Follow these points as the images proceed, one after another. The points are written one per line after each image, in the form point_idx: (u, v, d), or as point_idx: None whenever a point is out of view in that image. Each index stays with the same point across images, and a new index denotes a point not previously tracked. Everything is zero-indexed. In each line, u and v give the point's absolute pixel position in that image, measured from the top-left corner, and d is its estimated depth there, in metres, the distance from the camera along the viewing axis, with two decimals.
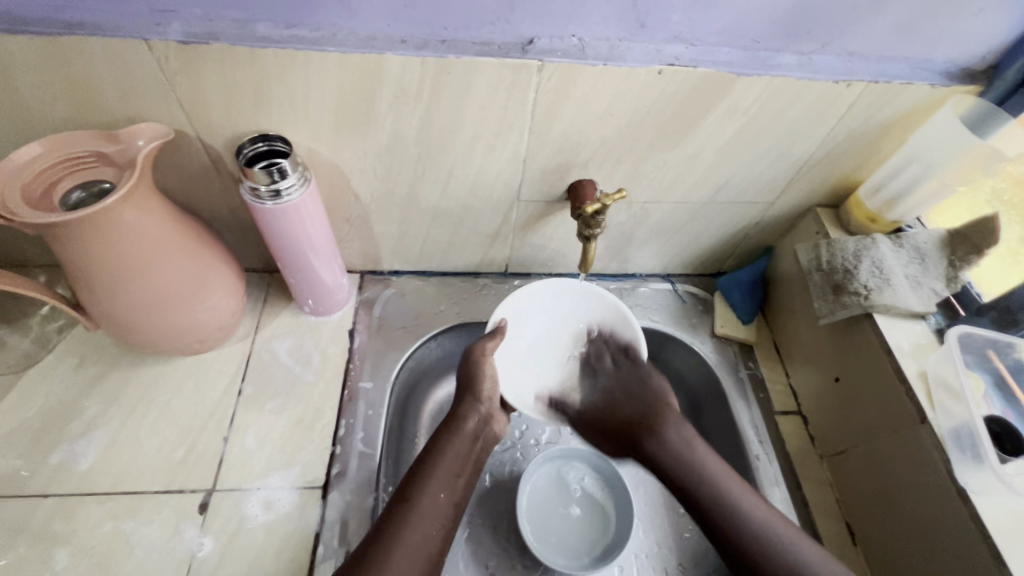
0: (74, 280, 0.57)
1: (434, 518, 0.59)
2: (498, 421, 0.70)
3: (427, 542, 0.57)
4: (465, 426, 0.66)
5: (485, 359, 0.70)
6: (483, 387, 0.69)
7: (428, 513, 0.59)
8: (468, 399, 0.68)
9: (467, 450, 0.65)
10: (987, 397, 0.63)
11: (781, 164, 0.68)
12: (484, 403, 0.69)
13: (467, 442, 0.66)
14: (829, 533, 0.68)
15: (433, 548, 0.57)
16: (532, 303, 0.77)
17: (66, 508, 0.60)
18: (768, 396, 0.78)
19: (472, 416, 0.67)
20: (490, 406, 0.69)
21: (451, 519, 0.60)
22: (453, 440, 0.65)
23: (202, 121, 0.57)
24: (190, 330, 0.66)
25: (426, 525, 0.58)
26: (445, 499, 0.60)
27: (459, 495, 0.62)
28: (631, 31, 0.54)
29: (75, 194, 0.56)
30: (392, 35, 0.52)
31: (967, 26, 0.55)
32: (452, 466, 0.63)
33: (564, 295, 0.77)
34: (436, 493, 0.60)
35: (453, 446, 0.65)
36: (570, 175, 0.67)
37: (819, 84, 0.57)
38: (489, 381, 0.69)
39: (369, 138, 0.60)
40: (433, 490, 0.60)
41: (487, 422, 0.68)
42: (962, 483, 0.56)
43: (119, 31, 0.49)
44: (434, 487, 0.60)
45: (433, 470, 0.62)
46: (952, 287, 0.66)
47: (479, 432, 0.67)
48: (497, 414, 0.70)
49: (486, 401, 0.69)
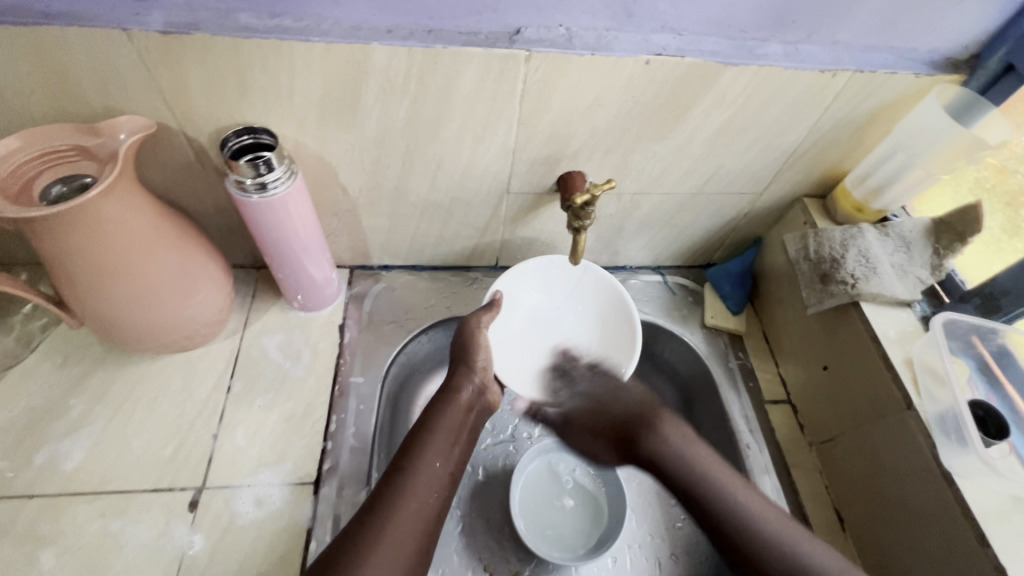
0: (55, 276, 0.56)
1: (432, 485, 0.59)
2: (490, 391, 0.70)
3: (423, 511, 0.57)
4: (459, 397, 0.66)
5: (479, 330, 0.70)
6: (477, 358, 0.69)
7: (424, 479, 0.59)
8: (462, 368, 0.68)
9: (461, 419, 0.65)
10: (971, 382, 0.64)
11: (768, 154, 0.68)
12: (478, 372, 0.69)
13: (461, 412, 0.66)
14: (818, 519, 0.68)
15: (428, 515, 0.57)
16: (531, 283, 0.79)
17: (52, 508, 0.59)
18: (758, 385, 0.79)
19: (468, 385, 0.68)
20: (484, 375, 0.69)
21: (447, 487, 0.61)
22: (447, 409, 0.65)
23: (185, 113, 0.56)
24: (176, 327, 0.65)
25: (422, 493, 0.58)
26: (440, 466, 0.61)
27: (453, 464, 0.62)
28: (618, 20, 0.53)
29: (55, 188, 0.55)
30: (378, 25, 0.52)
31: (949, 16, 0.56)
32: (447, 436, 0.63)
33: (563, 275, 0.79)
34: (431, 461, 0.60)
35: (448, 416, 0.65)
36: (560, 167, 0.67)
37: (806, 74, 0.57)
38: (482, 351, 0.69)
39: (356, 130, 0.59)
40: (428, 459, 0.60)
41: (481, 392, 0.69)
42: (948, 467, 0.57)
43: (98, 21, 0.48)
44: (429, 455, 0.61)
45: (428, 438, 0.62)
46: (936, 275, 0.67)
47: (473, 403, 0.68)
48: (490, 384, 0.70)
49: (480, 370, 0.69)
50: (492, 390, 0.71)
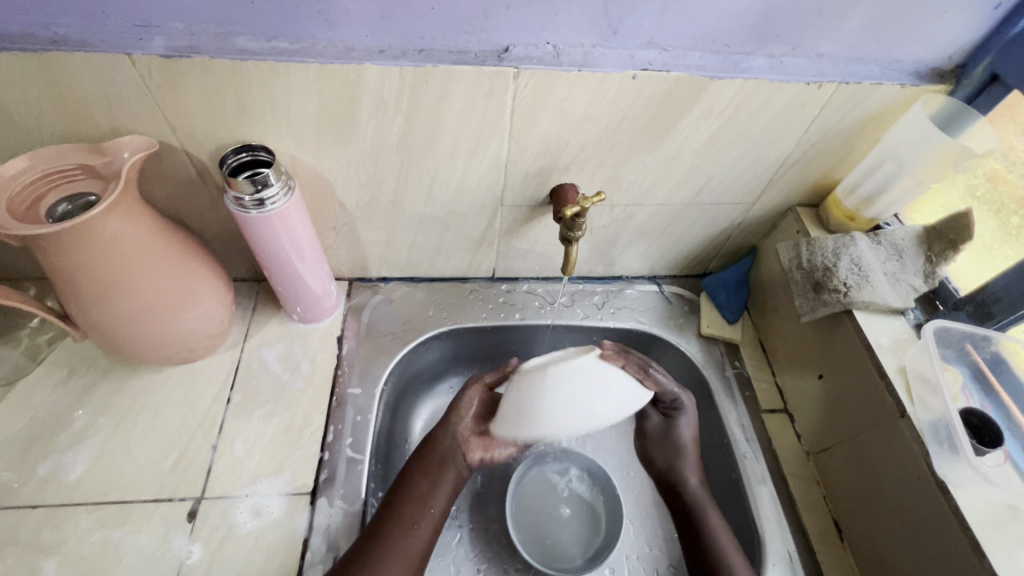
0: (61, 292, 0.58)
1: (418, 530, 0.62)
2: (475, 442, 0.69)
3: (410, 548, 0.61)
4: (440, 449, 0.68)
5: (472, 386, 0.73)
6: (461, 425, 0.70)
7: (410, 518, 0.62)
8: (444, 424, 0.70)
9: (444, 470, 0.67)
10: (965, 390, 0.64)
11: (760, 164, 0.69)
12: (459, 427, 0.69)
13: (446, 464, 0.67)
14: (816, 529, 0.68)
15: (415, 553, 0.61)
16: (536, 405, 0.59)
17: (54, 518, 0.60)
18: (755, 394, 0.79)
19: (448, 439, 0.68)
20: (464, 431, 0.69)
21: (432, 528, 0.64)
22: (433, 462, 0.67)
23: (186, 132, 0.58)
24: (178, 340, 0.66)
25: (407, 530, 0.61)
26: (427, 507, 0.64)
27: (436, 505, 0.65)
28: (604, 37, 0.55)
29: (62, 206, 0.57)
30: (371, 45, 0.53)
31: (931, 28, 0.57)
32: (430, 488, 0.65)
33: (591, 388, 0.57)
34: (425, 509, 0.64)
35: (433, 465, 0.67)
36: (553, 179, 0.68)
37: (791, 86, 0.58)
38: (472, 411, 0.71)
39: (352, 147, 0.61)
40: (414, 498, 0.64)
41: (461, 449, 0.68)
42: (941, 476, 0.56)
43: (103, 47, 0.50)
44: (417, 499, 0.64)
45: (416, 483, 0.65)
46: (930, 283, 0.67)
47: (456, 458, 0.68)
48: (474, 437, 0.69)
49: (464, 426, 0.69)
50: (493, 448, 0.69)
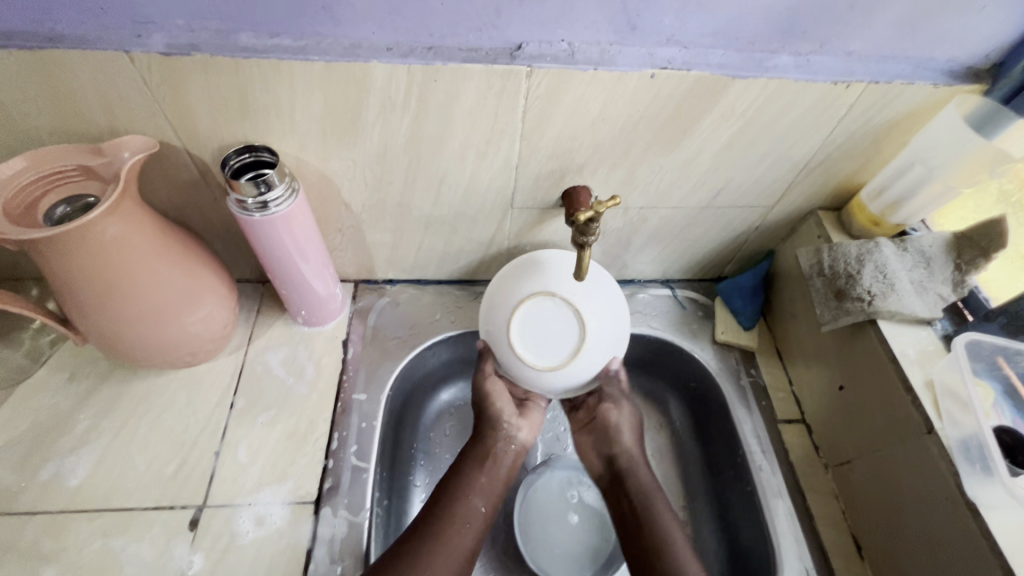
0: (62, 297, 0.57)
1: (467, 524, 0.61)
2: (523, 430, 0.70)
3: (460, 544, 0.59)
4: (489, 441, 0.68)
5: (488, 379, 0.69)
6: (501, 413, 0.69)
7: (462, 515, 0.61)
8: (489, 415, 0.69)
9: (494, 459, 0.67)
10: (996, 406, 0.61)
11: (781, 166, 0.66)
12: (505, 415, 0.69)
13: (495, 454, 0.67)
14: (835, 547, 0.66)
15: (466, 549, 0.59)
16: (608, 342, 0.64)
17: (54, 525, 0.59)
18: (771, 403, 0.76)
19: (497, 430, 0.68)
20: (508, 419, 0.69)
21: (484, 524, 0.62)
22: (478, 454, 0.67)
23: (187, 132, 0.56)
24: (180, 344, 0.65)
25: (458, 524, 0.60)
26: (477, 502, 0.63)
27: (488, 498, 0.64)
28: (621, 34, 0.52)
29: (60, 208, 0.55)
30: (378, 43, 0.51)
31: (967, 25, 0.54)
32: (482, 476, 0.65)
33: (602, 289, 0.64)
34: (472, 501, 0.63)
35: (478, 458, 0.66)
36: (565, 181, 0.66)
37: (817, 85, 0.56)
38: (504, 399, 0.70)
39: (358, 148, 0.59)
40: (465, 494, 0.63)
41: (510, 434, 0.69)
42: (972, 497, 0.54)
43: (101, 44, 0.48)
44: (467, 491, 0.63)
45: (468, 475, 0.64)
46: (958, 292, 0.64)
47: (507, 447, 0.68)
48: (520, 423, 0.70)
49: (509, 413, 0.69)
50: (531, 416, 0.71)
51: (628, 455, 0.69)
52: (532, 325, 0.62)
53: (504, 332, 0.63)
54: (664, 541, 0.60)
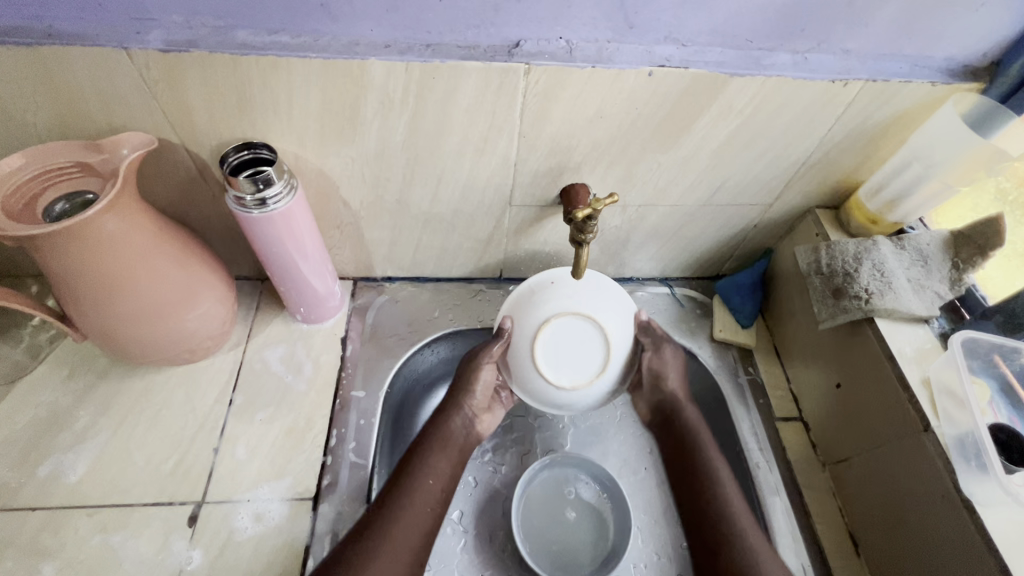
0: (62, 293, 0.57)
1: (421, 509, 0.59)
2: (483, 420, 0.69)
3: (415, 529, 0.58)
4: (452, 426, 0.66)
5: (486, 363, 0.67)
6: (472, 398, 0.67)
7: (421, 500, 0.60)
8: (455, 399, 0.67)
9: (453, 444, 0.65)
10: (992, 404, 0.61)
11: (778, 164, 0.66)
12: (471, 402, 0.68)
13: (456, 439, 0.66)
14: (831, 544, 0.66)
15: (417, 535, 0.58)
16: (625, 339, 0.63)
17: (53, 521, 0.59)
18: (769, 402, 0.77)
19: (460, 415, 0.67)
20: (476, 406, 0.68)
21: (437, 513, 0.61)
22: (441, 437, 0.65)
23: (186, 129, 0.56)
24: (178, 341, 0.65)
25: (414, 508, 0.59)
26: (434, 485, 0.61)
27: (445, 484, 0.62)
28: (619, 32, 0.52)
29: (59, 205, 0.56)
30: (376, 40, 0.51)
31: (964, 24, 0.54)
32: (440, 459, 0.63)
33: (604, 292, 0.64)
34: (428, 484, 0.61)
35: (440, 440, 0.65)
36: (563, 179, 0.66)
37: (815, 83, 0.56)
38: (483, 385, 0.68)
39: (356, 145, 0.59)
40: (422, 478, 0.61)
41: (471, 419, 0.68)
42: (968, 494, 0.54)
43: (99, 41, 0.48)
44: (424, 476, 0.61)
45: (426, 459, 0.62)
46: (955, 291, 0.65)
47: (466, 434, 0.67)
48: (483, 413, 0.69)
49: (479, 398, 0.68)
50: (494, 411, 0.71)
51: (674, 399, 0.68)
52: (553, 348, 0.61)
53: (526, 364, 0.63)
54: (727, 521, 0.60)
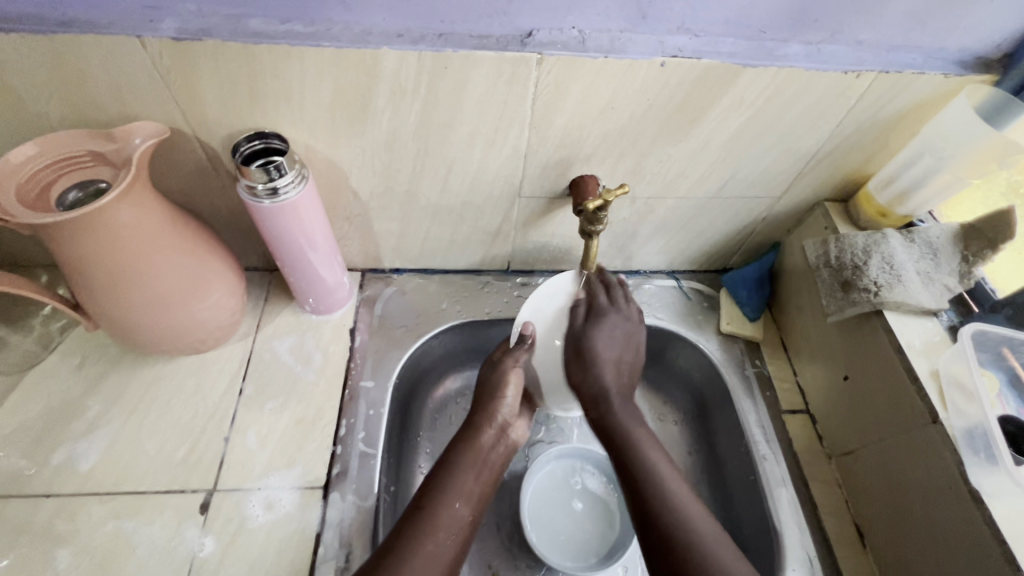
0: (73, 282, 0.57)
1: (449, 531, 0.58)
2: (513, 430, 0.69)
3: (441, 553, 0.56)
4: (479, 440, 0.66)
5: (513, 368, 0.70)
6: (500, 410, 0.68)
7: (445, 523, 0.58)
8: (484, 412, 0.68)
9: (482, 458, 0.65)
10: (1001, 397, 0.62)
11: (789, 158, 0.66)
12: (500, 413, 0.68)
13: (482, 453, 0.65)
14: (838, 535, 0.67)
15: (448, 558, 0.56)
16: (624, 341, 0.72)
17: (67, 508, 0.60)
18: (776, 394, 0.77)
19: (488, 428, 0.67)
20: (505, 416, 0.69)
21: (467, 533, 0.59)
22: (466, 451, 0.64)
23: (197, 118, 0.56)
24: (189, 330, 0.65)
25: (439, 534, 0.57)
26: (461, 508, 0.60)
27: (472, 505, 0.61)
28: (632, 22, 0.52)
29: (71, 194, 0.56)
30: (388, 29, 0.51)
31: (979, 15, 0.54)
32: (467, 475, 0.62)
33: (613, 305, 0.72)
34: (452, 503, 0.60)
35: (468, 456, 0.64)
36: (572, 171, 0.66)
37: (827, 74, 0.55)
38: (511, 394, 0.69)
39: (367, 135, 0.59)
40: (448, 501, 0.59)
41: (504, 430, 0.68)
42: (976, 485, 0.54)
43: (112, 29, 0.48)
44: (452, 496, 0.60)
45: (454, 479, 0.61)
46: (964, 283, 0.65)
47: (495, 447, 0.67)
48: (512, 422, 0.69)
49: (505, 411, 0.69)
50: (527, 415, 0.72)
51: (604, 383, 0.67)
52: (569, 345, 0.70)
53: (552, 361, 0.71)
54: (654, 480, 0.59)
